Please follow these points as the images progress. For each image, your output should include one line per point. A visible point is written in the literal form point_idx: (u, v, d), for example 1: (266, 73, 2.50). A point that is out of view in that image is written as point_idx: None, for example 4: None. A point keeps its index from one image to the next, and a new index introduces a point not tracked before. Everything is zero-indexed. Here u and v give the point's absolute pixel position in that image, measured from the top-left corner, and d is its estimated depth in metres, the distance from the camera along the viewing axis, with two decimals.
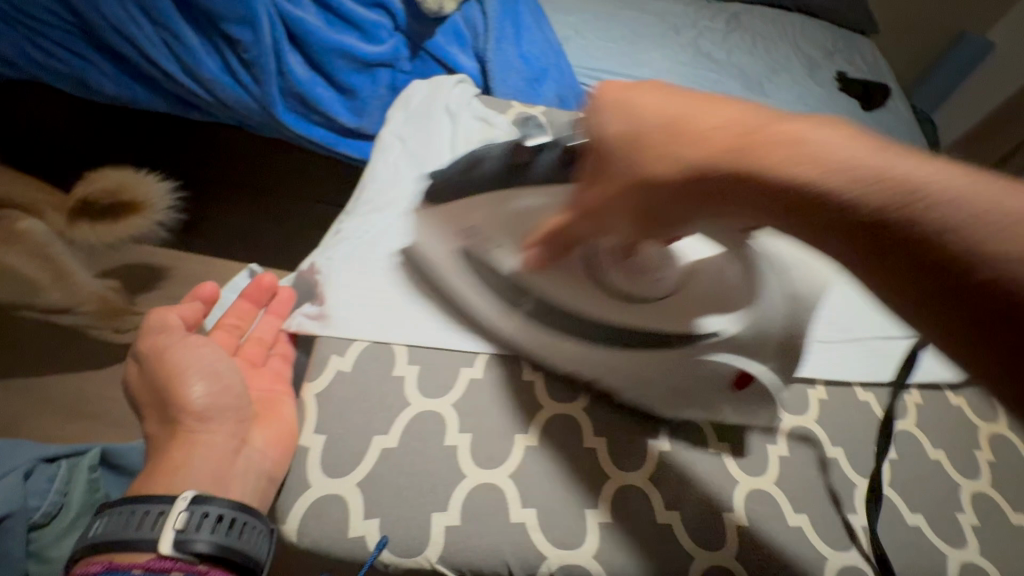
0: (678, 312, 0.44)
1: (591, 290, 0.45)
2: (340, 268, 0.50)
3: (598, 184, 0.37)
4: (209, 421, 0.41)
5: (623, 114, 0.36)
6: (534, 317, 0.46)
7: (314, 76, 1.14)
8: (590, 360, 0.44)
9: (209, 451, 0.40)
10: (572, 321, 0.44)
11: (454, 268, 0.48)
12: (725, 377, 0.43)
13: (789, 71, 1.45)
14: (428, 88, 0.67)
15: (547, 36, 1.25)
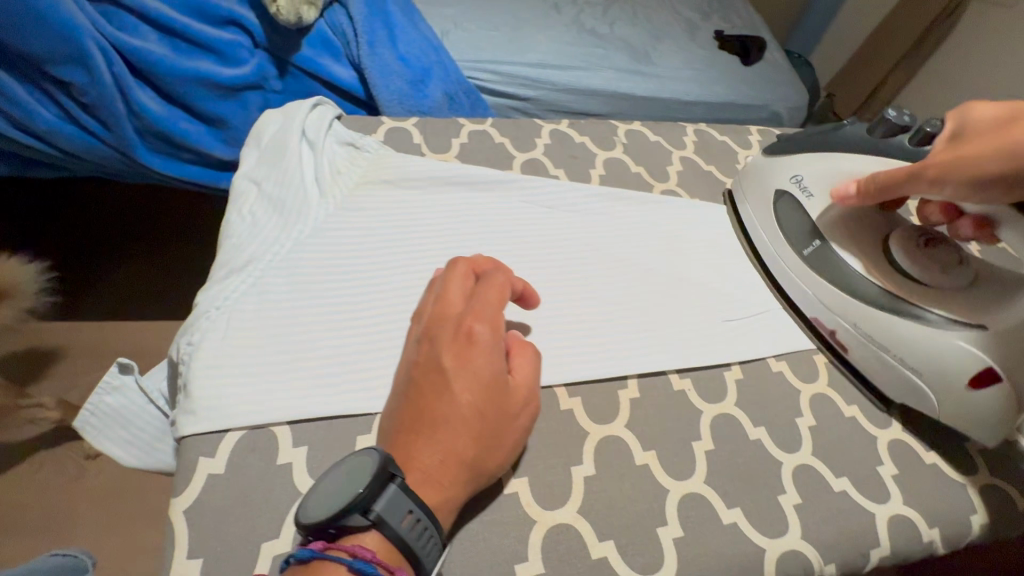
0: (963, 303, 0.49)
1: (878, 249, 0.54)
2: (210, 346, 0.42)
3: (954, 154, 0.44)
4: (454, 431, 0.33)
5: (996, 113, 0.45)
6: (817, 258, 0.54)
7: (172, 111, 1.03)
8: (843, 304, 0.52)
9: (444, 458, 0.33)
10: (839, 269, 0.53)
11: (768, 208, 0.59)
12: (967, 372, 0.45)
13: (672, 39, 1.47)
14: (280, 115, 0.59)
15: (421, 33, 1.19)
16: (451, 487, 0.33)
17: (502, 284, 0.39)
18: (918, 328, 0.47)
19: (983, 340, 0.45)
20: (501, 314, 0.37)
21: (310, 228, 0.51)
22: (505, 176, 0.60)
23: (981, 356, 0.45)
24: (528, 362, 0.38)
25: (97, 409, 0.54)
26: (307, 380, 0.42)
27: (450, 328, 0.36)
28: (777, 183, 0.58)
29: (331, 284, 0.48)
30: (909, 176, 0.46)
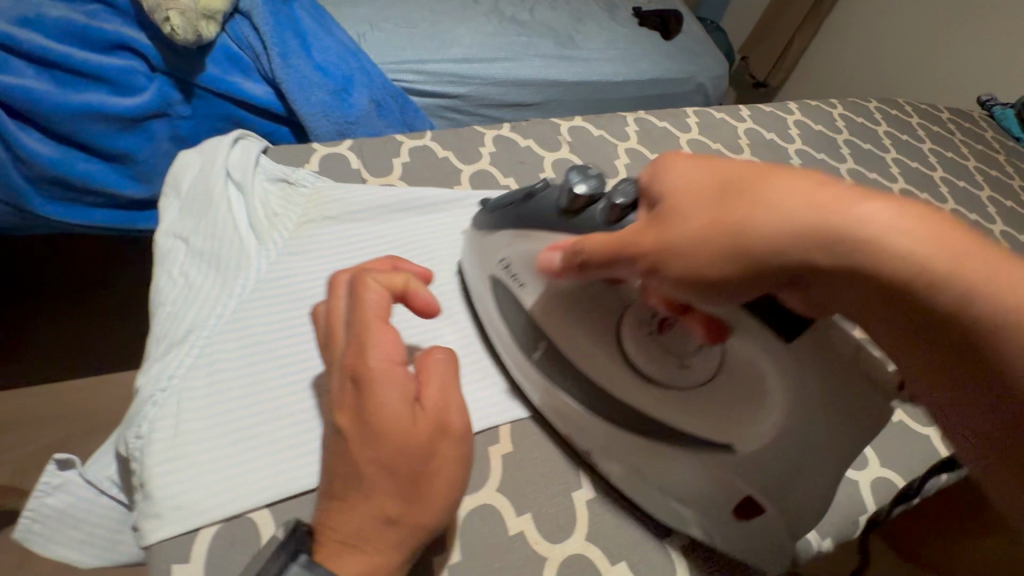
0: (713, 406, 0.40)
1: (608, 343, 0.43)
2: (162, 435, 0.38)
3: (710, 230, 0.31)
4: (364, 490, 0.32)
5: (699, 173, 0.34)
6: (546, 364, 0.43)
7: (66, 151, 0.93)
8: (580, 420, 0.42)
9: (358, 521, 0.32)
10: (571, 379, 0.43)
11: (488, 295, 0.47)
12: (728, 505, 0.38)
13: (592, 19, 1.47)
14: (197, 156, 0.53)
15: (337, 38, 1.12)
16: (385, 551, 0.32)
17: (379, 295, 0.37)
18: (676, 457, 0.39)
19: (730, 466, 0.38)
20: (388, 337, 0.35)
21: (254, 282, 0.46)
22: (455, 194, 0.57)
23: (736, 489, 0.38)
24: (436, 374, 0.37)
25: (38, 515, 0.46)
26: (280, 455, 0.38)
27: (340, 375, 0.36)
28: (489, 266, 0.47)
29: (288, 344, 0.44)
30: (605, 261, 0.36)
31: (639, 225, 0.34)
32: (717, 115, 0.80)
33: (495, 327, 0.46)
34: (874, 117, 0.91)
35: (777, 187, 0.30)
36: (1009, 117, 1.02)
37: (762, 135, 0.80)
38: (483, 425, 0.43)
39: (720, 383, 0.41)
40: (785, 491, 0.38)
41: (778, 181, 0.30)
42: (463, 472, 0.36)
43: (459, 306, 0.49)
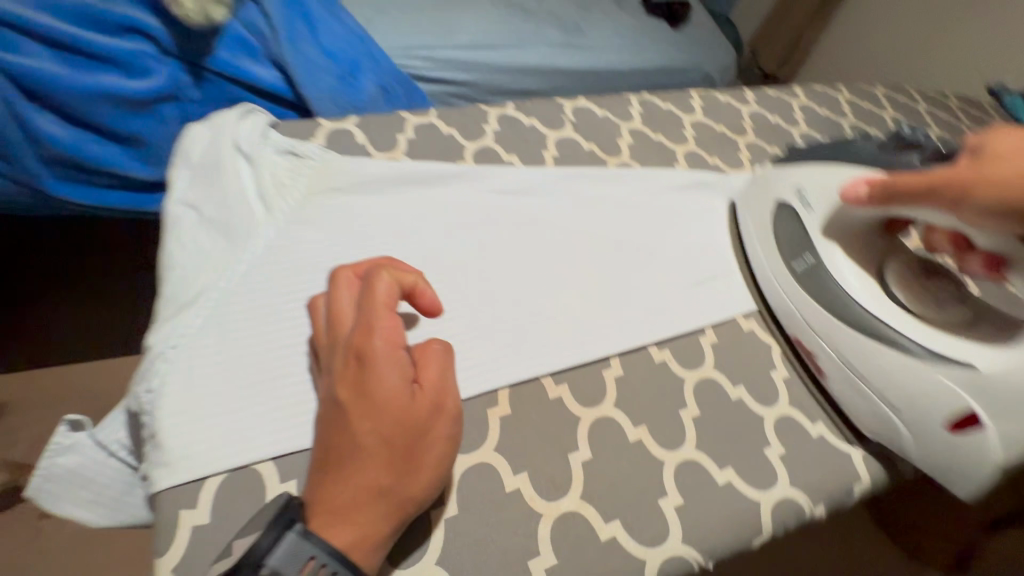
0: (964, 327, 0.47)
1: (870, 265, 0.52)
2: (169, 391, 0.39)
3: (1015, 162, 0.40)
4: (361, 460, 0.34)
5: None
6: (809, 277, 0.52)
7: (78, 134, 0.95)
8: (830, 326, 0.50)
9: (350, 488, 0.33)
10: (829, 293, 0.50)
11: (768, 218, 0.56)
12: (952, 413, 0.43)
13: (599, 8, 1.47)
14: (206, 128, 0.54)
15: (344, 24, 1.13)
16: (374, 522, 0.33)
17: (386, 285, 0.39)
18: (898, 358, 0.46)
19: (966, 380, 0.43)
20: (392, 322, 0.38)
21: (262, 249, 0.47)
22: (459, 168, 0.58)
23: (966, 399, 0.43)
24: (433, 359, 0.39)
25: (50, 475, 0.50)
26: (282, 411, 0.39)
27: (342, 353, 0.37)
28: (775, 193, 0.57)
29: (292, 308, 0.45)
30: (920, 190, 0.44)
31: (956, 165, 0.43)
32: (722, 97, 0.80)
33: (778, 256, 0.54)
34: (880, 104, 0.91)
35: None
36: (1018, 104, 1.00)
37: (766, 118, 0.80)
38: (481, 388, 0.43)
39: (982, 317, 0.48)
40: (1017, 415, 0.41)
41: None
42: (451, 447, 0.37)
43: (461, 274, 0.50)
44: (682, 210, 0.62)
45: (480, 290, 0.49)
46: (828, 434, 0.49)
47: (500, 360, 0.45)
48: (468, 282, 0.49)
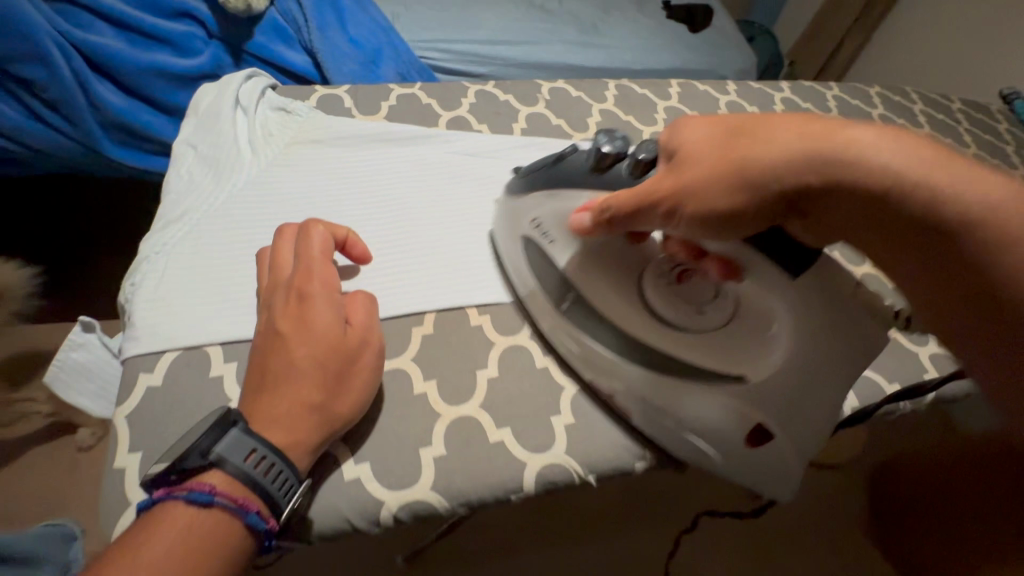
0: (724, 342, 0.46)
1: (633, 293, 0.48)
2: (149, 285, 0.47)
3: (708, 174, 0.40)
4: (295, 380, 0.37)
5: (707, 129, 0.43)
6: (577, 315, 0.48)
7: (132, 102, 1.08)
8: (607, 364, 0.46)
9: (284, 403, 0.37)
10: (599, 327, 0.47)
11: (519, 250, 0.51)
12: (743, 429, 0.45)
13: (619, 10, 1.52)
14: (215, 86, 0.63)
15: (371, 15, 1.23)
16: (305, 433, 0.37)
17: (321, 242, 0.45)
18: (703, 391, 0.45)
19: (745, 395, 0.44)
20: (328, 271, 0.43)
21: (245, 183, 0.56)
22: (429, 131, 0.65)
23: (754, 414, 0.44)
24: (364, 304, 0.44)
25: (64, 364, 0.58)
26: (237, 308, 0.47)
27: (284, 292, 0.42)
28: (520, 228, 0.51)
29: (262, 231, 0.52)
30: (638, 208, 0.43)
31: (660, 175, 0.43)
32: (701, 87, 0.83)
33: (535, 289, 0.50)
34: (872, 101, 0.91)
35: (772, 126, 0.41)
36: None
37: (744, 107, 0.82)
38: (410, 310, 0.50)
39: (738, 320, 0.48)
40: (794, 414, 0.44)
41: (765, 128, 0.41)
42: (375, 379, 0.42)
43: (411, 218, 0.56)
44: None
45: (425, 231, 0.55)
46: None
47: (430, 288, 0.51)
48: (415, 224, 0.56)
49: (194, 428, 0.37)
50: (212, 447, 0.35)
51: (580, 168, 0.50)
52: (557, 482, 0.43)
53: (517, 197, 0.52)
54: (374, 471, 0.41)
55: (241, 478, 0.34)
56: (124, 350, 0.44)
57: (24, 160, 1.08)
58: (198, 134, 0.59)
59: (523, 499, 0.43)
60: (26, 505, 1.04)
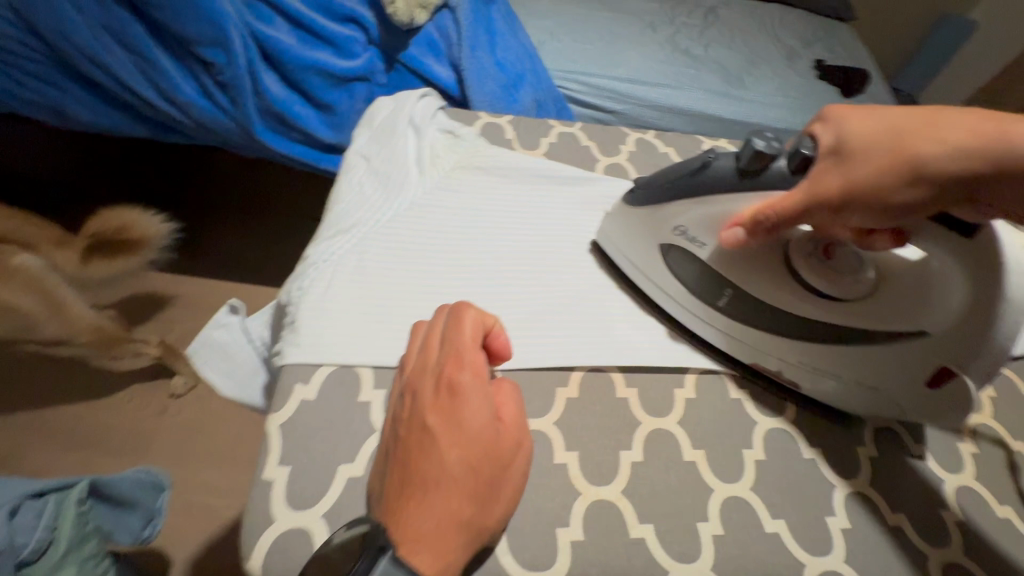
0: (893, 305, 0.43)
1: (788, 275, 0.46)
2: (315, 294, 0.48)
3: (923, 140, 0.36)
4: (449, 489, 0.34)
5: (868, 117, 0.38)
6: (738, 310, 0.47)
7: (291, 94, 1.16)
8: (770, 347, 0.47)
9: (438, 519, 0.33)
10: (765, 307, 0.46)
11: (654, 257, 0.50)
12: (919, 377, 0.42)
13: (766, 64, 1.45)
14: (391, 100, 0.65)
15: (520, 40, 1.24)
16: (455, 550, 0.34)
17: (471, 324, 0.41)
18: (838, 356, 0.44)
19: (928, 350, 0.41)
20: (478, 355, 0.40)
21: (408, 203, 0.56)
22: (589, 175, 0.63)
23: (935, 363, 0.41)
24: (510, 399, 0.40)
25: (207, 341, 0.62)
26: (390, 332, 0.47)
27: (432, 382, 0.38)
28: (662, 235, 0.49)
29: (422, 256, 0.52)
30: (806, 210, 0.39)
31: (824, 170, 0.38)
32: None
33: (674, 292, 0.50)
34: None
35: (941, 116, 0.36)
36: None
37: None
38: (559, 366, 0.47)
39: (890, 285, 0.45)
40: (983, 357, 0.39)
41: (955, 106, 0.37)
42: (519, 487, 0.39)
43: (564, 266, 0.54)
44: None
45: (577, 282, 0.53)
46: (911, 530, 0.44)
47: (575, 344, 0.49)
48: (569, 274, 0.54)
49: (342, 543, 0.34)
50: None
51: (776, 174, 0.40)
52: None
53: (658, 207, 0.48)
54: (509, 543, 0.38)
55: None
56: (282, 357, 0.45)
57: (189, 129, 1.18)
58: (370, 147, 0.60)
59: None
60: (127, 443, 1.11)
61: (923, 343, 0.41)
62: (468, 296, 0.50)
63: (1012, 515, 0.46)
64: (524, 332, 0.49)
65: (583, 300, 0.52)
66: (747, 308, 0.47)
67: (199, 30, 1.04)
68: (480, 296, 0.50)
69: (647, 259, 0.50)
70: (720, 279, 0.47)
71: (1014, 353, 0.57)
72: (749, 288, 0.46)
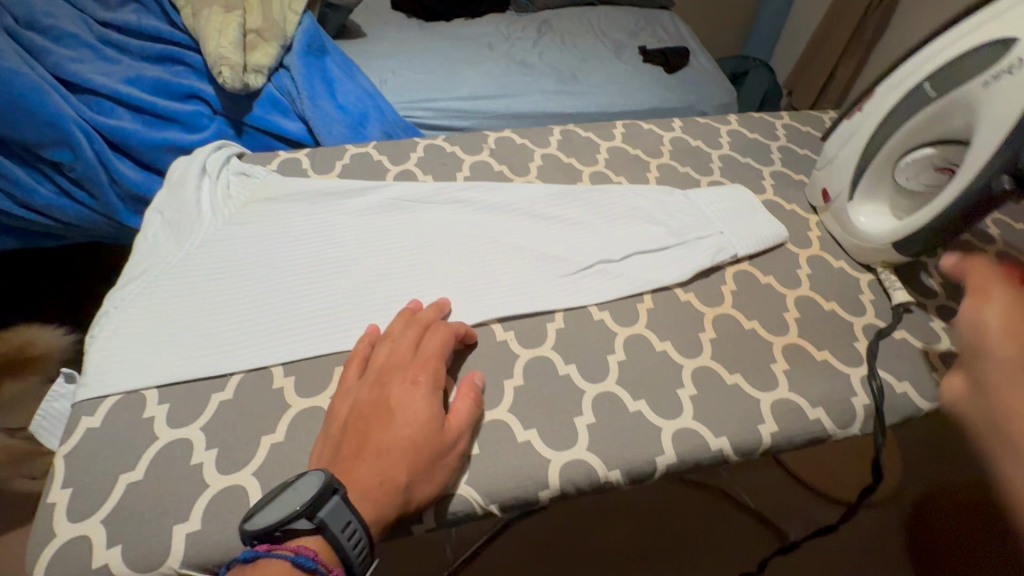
0: (873, 179, 0.64)
1: (925, 93, 0.57)
2: (104, 340, 0.53)
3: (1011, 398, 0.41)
4: (390, 459, 0.42)
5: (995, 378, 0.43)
6: (910, 97, 0.59)
7: (147, 175, 1.22)
8: (851, 134, 0.66)
9: (378, 482, 0.41)
10: (887, 101, 0.61)
11: (977, 45, 0.54)
12: (833, 193, 0.69)
13: (596, 58, 1.61)
14: (188, 158, 0.71)
15: (360, 83, 1.34)
16: (387, 506, 0.41)
17: (449, 336, 0.52)
18: (844, 155, 0.67)
19: (842, 198, 0.68)
20: (440, 362, 0.49)
21: (204, 244, 0.62)
22: (376, 184, 0.71)
23: (838, 193, 0.68)
24: (467, 406, 0.47)
25: (46, 415, 0.61)
26: (178, 355, 0.52)
27: (402, 376, 0.47)
28: (1014, 49, 0.51)
29: (217, 286, 0.58)
30: None
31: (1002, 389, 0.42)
32: (646, 126, 0.86)
33: (929, 55, 0.58)
34: (827, 126, 0.91)
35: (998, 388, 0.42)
36: None
37: (687, 142, 0.84)
38: (337, 349, 0.54)
39: (881, 174, 0.63)
40: (847, 224, 0.67)
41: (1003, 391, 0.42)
42: (456, 471, 0.45)
43: (347, 268, 0.61)
44: (567, 216, 0.69)
45: (360, 279, 0.60)
46: (649, 411, 0.51)
47: (349, 329, 0.55)
48: (351, 272, 0.61)
49: (298, 478, 0.40)
50: (319, 514, 0.38)
51: None
52: (460, 512, 0.45)
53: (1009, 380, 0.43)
54: None
55: (342, 548, 0.39)
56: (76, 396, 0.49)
57: (52, 229, 1.20)
58: (171, 201, 0.66)
59: (427, 528, 0.45)
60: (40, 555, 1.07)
61: (845, 196, 0.67)
62: (259, 310, 0.56)
63: (740, 380, 0.54)
64: (301, 330, 0.55)
65: (361, 292, 0.59)
66: (922, 92, 0.58)
67: (39, 131, 1.07)
68: (269, 307, 0.56)
69: (992, 31, 0.53)
70: (940, 81, 0.56)
71: (751, 251, 0.67)
72: (926, 95, 0.57)
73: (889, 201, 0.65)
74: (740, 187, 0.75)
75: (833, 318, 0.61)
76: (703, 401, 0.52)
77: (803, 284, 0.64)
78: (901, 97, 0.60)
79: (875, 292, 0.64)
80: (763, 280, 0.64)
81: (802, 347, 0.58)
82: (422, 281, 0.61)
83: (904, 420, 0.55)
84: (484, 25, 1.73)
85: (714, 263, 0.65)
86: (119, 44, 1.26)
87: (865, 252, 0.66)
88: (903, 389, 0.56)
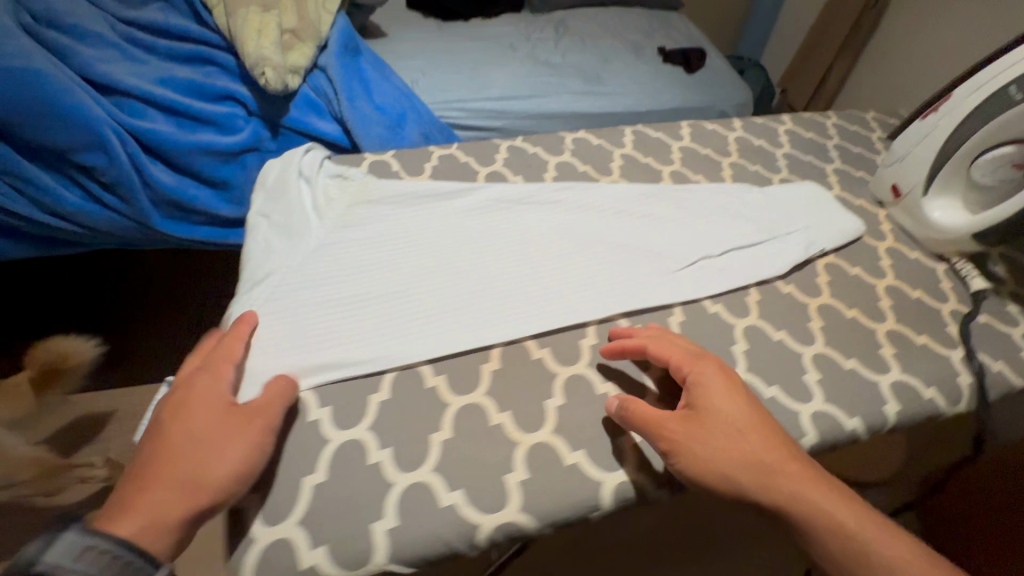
0: (950, 174, 0.69)
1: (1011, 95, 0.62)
2: (241, 345, 0.52)
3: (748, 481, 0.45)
4: (167, 468, 0.40)
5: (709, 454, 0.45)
6: (995, 98, 0.64)
7: (182, 180, 1.17)
8: (930, 132, 0.70)
9: (167, 496, 0.39)
10: (969, 103, 0.66)
11: None
12: (907, 187, 0.73)
13: (616, 59, 1.64)
14: (279, 161, 0.71)
15: (395, 84, 1.33)
16: (175, 511, 0.39)
17: (234, 339, 0.51)
18: (921, 152, 0.71)
19: (917, 192, 0.72)
20: (223, 366, 0.48)
21: (313, 247, 0.62)
22: (470, 185, 0.72)
23: (912, 187, 0.73)
24: (270, 390, 0.47)
25: None
26: (318, 358, 0.52)
27: (175, 391, 0.46)
28: None
29: (335, 289, 0.58)
30: None
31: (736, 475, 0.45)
32: (710, 126, 0.90)
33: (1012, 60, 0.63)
34: (870, 126, 0.97)
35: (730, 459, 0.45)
36: None
37: (752, 142, 0.88)
38: (478, 347, 0.55)
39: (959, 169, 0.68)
40: (921, 217, 0.72)
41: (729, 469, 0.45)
42: (260, 452, 0.44)
43: (462, 268, 0.62)
44: (661, 214, 0.72)
45: (476, 279, 0.61)
46: (783, 395, 0.54)
47: (481, 327, 0.57)
48: (465, 273, 0.62)
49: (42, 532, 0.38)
50: (54, 555, 0.35)
51: None
52: (632, 498, 0.48)
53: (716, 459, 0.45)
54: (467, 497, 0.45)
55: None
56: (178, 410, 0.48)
57: (84, 236, 1.16)
58: (271, 205, 0.66)
59: (601, 514, 0.48)
60: None
61: (920, 189, 0.72)
62: (385, 311, 0.56)
63: (857, 364, 0.58)
64: (433, 329, 0.56)
65: (484, 292, 0.60)
66: (1008, 95, 0.62)
67: (70, 134, 1.03)
68: (395, 309, 0.57)
69: None
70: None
71: (837, 242, 0.71)
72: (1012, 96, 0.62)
73: (964, 194, 0.70)
74: (812, 184, 0.80)
75: (923, 304, 0.65)
76: (829, 385, 0.56)
77: (890, 274, 0.69)
78: (985, 99, 0.65)
79: (953, 279, 0.69)
80: (852, 271, 0.68)
81: (903, 331, 0.62)
82: (539, 279, 0.62)
83: (1001, 396, 0.60)
84: (502, 26, 1.75)
85: (807, 256, 0.68)
86: (145, 44, 1.22)
87: (940, 243, 0.71)
88: (998, 367, 0.60)
